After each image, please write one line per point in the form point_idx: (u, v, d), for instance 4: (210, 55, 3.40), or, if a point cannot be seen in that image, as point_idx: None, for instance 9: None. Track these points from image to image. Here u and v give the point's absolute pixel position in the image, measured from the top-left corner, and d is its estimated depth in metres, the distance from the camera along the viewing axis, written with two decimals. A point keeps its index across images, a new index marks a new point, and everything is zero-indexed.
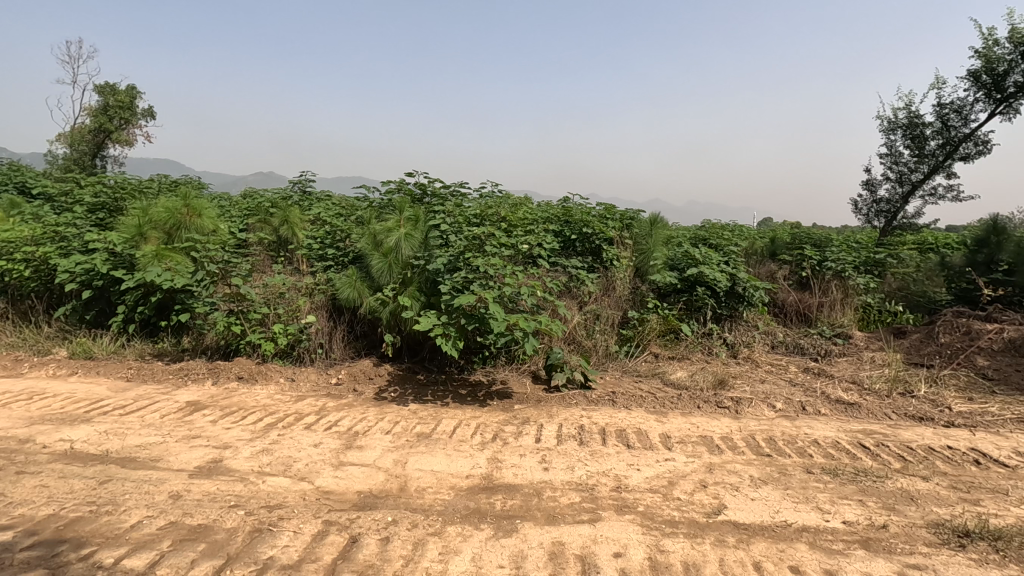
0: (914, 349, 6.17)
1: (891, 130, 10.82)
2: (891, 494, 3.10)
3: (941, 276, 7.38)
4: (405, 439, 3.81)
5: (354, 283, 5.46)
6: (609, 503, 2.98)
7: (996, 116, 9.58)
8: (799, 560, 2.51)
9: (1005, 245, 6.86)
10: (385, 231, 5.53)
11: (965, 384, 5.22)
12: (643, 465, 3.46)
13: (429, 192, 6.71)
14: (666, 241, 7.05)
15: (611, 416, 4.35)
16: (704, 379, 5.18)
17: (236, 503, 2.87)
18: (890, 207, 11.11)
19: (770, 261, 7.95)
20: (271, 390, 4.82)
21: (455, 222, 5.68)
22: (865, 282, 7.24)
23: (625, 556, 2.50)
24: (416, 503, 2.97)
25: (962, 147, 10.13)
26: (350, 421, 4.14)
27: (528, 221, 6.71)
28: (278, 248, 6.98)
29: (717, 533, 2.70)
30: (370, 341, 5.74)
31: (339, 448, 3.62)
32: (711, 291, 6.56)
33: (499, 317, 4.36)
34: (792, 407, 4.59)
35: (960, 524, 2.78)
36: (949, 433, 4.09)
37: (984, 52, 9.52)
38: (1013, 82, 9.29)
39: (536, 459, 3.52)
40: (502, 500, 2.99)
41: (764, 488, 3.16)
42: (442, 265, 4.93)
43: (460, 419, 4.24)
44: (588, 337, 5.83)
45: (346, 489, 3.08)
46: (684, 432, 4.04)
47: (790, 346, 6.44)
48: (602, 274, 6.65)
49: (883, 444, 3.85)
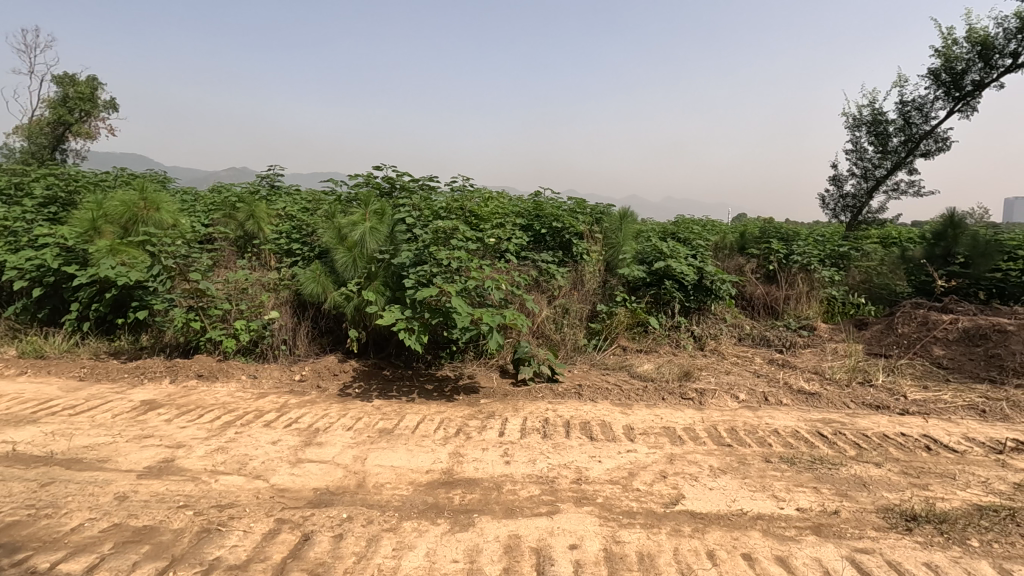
0: (876, 340, 6.30)
1: (856, 126, 11.05)
2: (845, 481, 3.17)
3: (902, 269, 7.50)
4: (367, 435, 3.76)
5: (317, 278, 5.36)
6: (568, 495, 2.97)
7: (955, 114, 9.86)
8: (751, 548, 2.53)
9: (960, 238, 7.07)
10: (350, 224, 5.43)
11: (921, 372, 5.37)
12: (604, 457, 3.47)
13: (397, 185, 6.62)
14: (636, 235, 7.08)
15: (577, 409, 4.36)
16: (670, 371, 5.24)
17: (184, 503, 2.79)
18: (856, 202, 11.35)
19: (738, 255, 8.03)
20: (231, 388, 4.71)
21: (421, 215, 5.64)
22: (829, 276, 7.43)
23: (581, 548, 2.49)
24: (373, 499, 2.92)
25: (922, 144, 10.42)
26: (311, 418, 4.06)
27: (498, 214, 6.67)
28: (245, 243, 6.83)
29: (672, 523, 2.71)
30: (335, 337, 5.67)
31: (298, 445, 3.55)
32: (679, 284, 6.62)
33: (463, 311, 4.30)
34: (754, 398, 4.66)
35: (907, 508, 2.84)
36: (904, 420, 4.20)
37: (943, 52, 9.75)
38: (971, 80, 9.57)
39: (498, 453, 3.50)
40: (461, 495, 2.97)
41: (723, 477, 3.20)
42: (407, 259, 4.86)
43: (424, 415, 4.19)
44: (556, 330, 5.83)
45: (302, 486, 3.02)
46: (647, 424, 4.06)
47: (756, 338, 6.53)
48: (572, 269, 6.67)
49: (840, 432, 3.93)
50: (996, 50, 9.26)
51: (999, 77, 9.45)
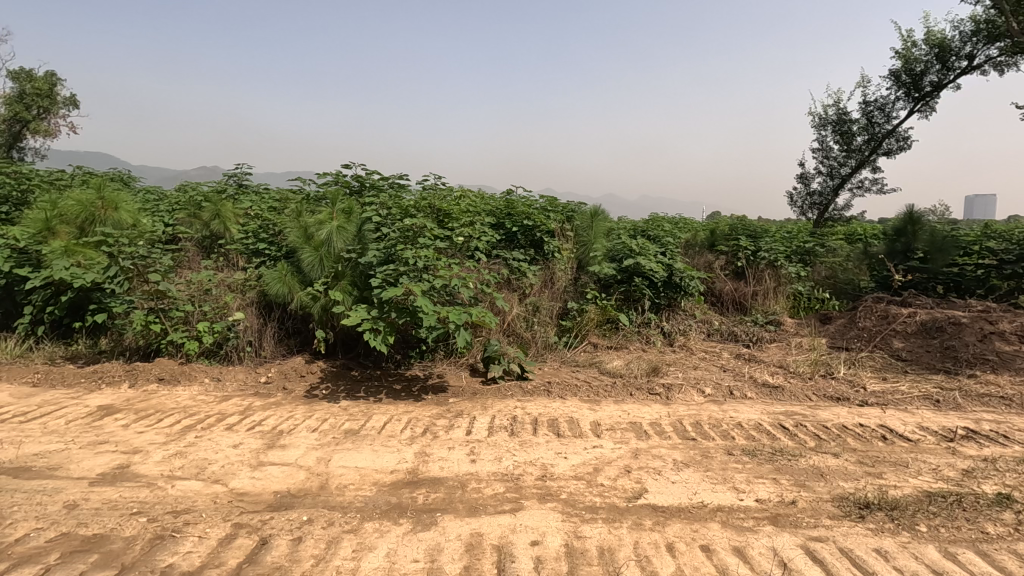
0: (839, 334, 6.44)
1: (822, 126, 11.31)
2: (804, 472, 3.24)
3: (865, 265, 7.71)
4: (332, 436, 3.71)
5: (283, 278, 5.26)
6: (532, 492, 2.98)
7: (915, 113, 10.15)
8: (709, 539, 2.56)
9: (919, 234, 7.38)
10: (316, 224, 5.36)
11: (881, 364, 5.53)
12: (570, 453, 3.49)
13: (367, 184, 6.55)
14: (607, 233, 7.12)
15: (545, 406, 4.37)
16: (639, 367, 5.30)
17: (138, 510, 2.71)
18: (822, 199, 11.63)
19: (708, 252, 8.11)
20: (193, 391, 4.60)
21: (390, 214, 5.57)
22: (796, 271, 7.55)
23: (542, 544, 2.50)
24: (335, 500, 2.89)
25: (885, 143, 10.70)
26: (275, 420, 3.99)
27: (468, 212, 6.64)
28: (211, 243, 6.68)
29: (634, 517, 2.74)
30: (303, 337, 5.58)
31: (260, 448, 3.49)
32: (649, 281, 6.69)
33: (429, 310, 4.27)
34: (720, 392, 4.74)
35: (861, 497, 2.92)
36: (862, 411, 4.31)
37: (903, 53, 10.04)
38: (929, 81, 9.87)
39: (464, 452, 3.49)
40: (425, 494, 2.95)
41: (685, 471, 3.24)
42: (374, 258, 4.81)
43: (391, 415, 4.16)
44: (527, 328, 5.84)
45: (261, 490, 2.97)
46: (615, 420, 4.10)
47: (724, 333, 6.64)
48: (543, 267, 6.69)
49: (801, 424, 4.02)
50: (953, 52, 9.54)
51: (956, 78, 9.74)
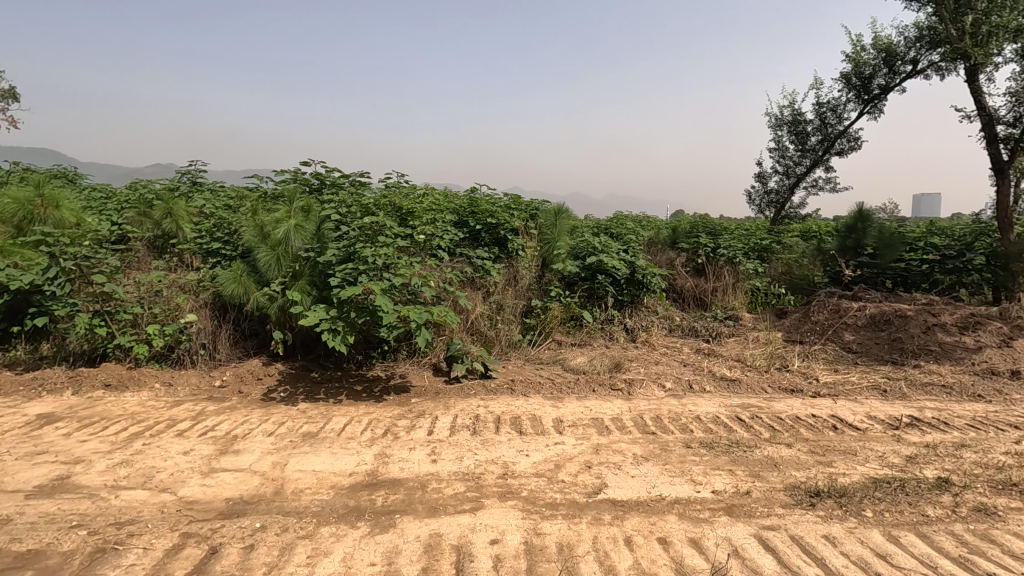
0: (794, 328, 6.65)
1: (778, 126, 11.64)
2: (758, 462, 3.32)
3: (819, 261, 7.97)
4: (288, 440, 3.61)
5: (238, 278, 5.10)
6: (493, 491, 2.97)
7: (865, 115, 10.59)
8: (667, 532, 2.60)
9: (868, 231, 7.68)
10: (273, 222, 5.21)
11: (832, 356, 5.73)
12: (532, 450, 3.49)
13: (327, 181, 6.41)
14: (570, 231, 7.16)
15: (508, 404, 4.37)
16: (602, 363, 5.34)
17: (77, 522, 2.59)
18: (779, 197, 11.98)
19: (669, 249, 8.24)
20: (142, 397, 4.42)
21: (349, 212, 5.46)
22: (753, 268, 7.75)
23: (501, 542, 2.49)
24: (290, 506, 2.81)
25: (837, 143, 11.04)
26: (229, 425, 3.86)
27: (431, 210, 6.57)
28: (163, 243, 6.41)
29: (593, 512, 2.76)
30: (260, 339, 5.43)
31: (212, 454, 3.37)
32: (611, 279, 6.75)
33: (388, 309, 4.20)
34: (680, 386, 4.82)
35: (812, 485, 3.01)
36: (814, 402, 4.45)
37: (854, 57, 10.39)
38: (878, 84, 10.29)
39: (425, 452, 3.45)
40: (384, 496, 2.90)
41: (644, 465, 3.28)
42: (333, 257, 4.70)
43: (352, 416, 4.08)
44: (490, 327, 5.81)
45: (212, 497, 2.87)
46: (577, 416, 4.12)
47: (685, 329, 6.77)
48: (507, 265, 6.68)
49: (757, 416, 4.13)
50: (899, 57, 9.83)
51: (902, 81, 10.08)
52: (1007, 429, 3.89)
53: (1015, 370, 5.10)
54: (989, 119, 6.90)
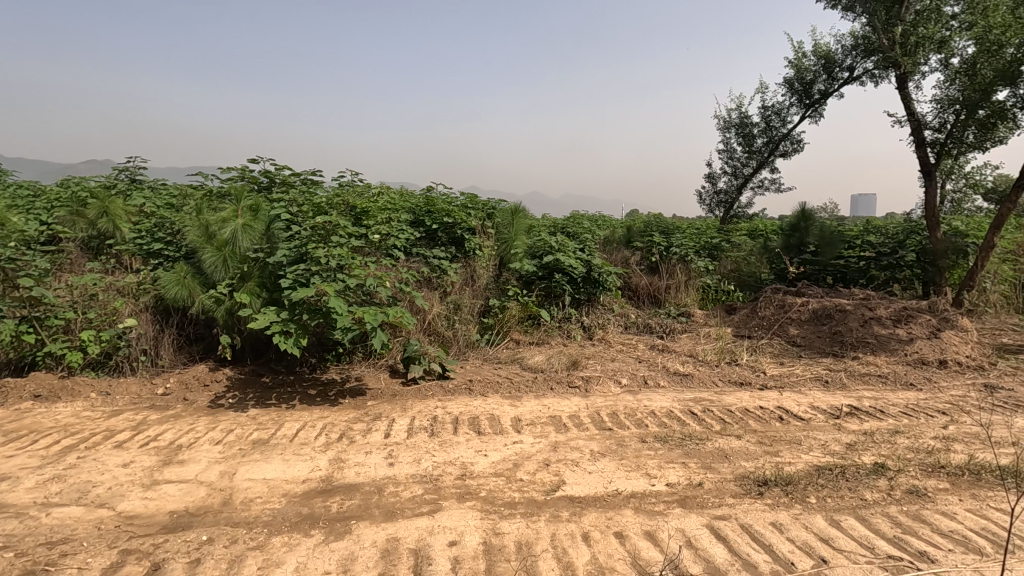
0: (743, 323, 6.90)
1: (726, 128, 12.04)
2: (710, 454, 3.43)
3: (765, 258, 8.29)
4: (238, 448, 3.48)
5: (182, 280, 4.87)
6: (451, 492, 2.94)
7: (807, 119, 11.08)
8: (623, 526, 2.64)
9: (810, 230, 8.04)
10: (219, 221, 5.00)
11: (779, 350, 5.98)
12: (490, 450, 3.48)
13: (277, 179, 6.20)
14: (527, 230, 7.19)
15: (466, 404, 4.35)
16: (559, 361, 5.39)
17: (2, 545, 2.42)
18: (728, 198, 12.40)
19: (624, 248, 8.39)
20: (76, 407, 4.17)
21: (301, 211, 5.29)
22: (704, 265, 7.98)
23: (460, 543, 2.47)
24: (239, 516, 2.71)
25: (781, 146, 11.50)
26: (173, 434, 3.69)
27: (386, 210, 6.46)
28: (99, 244, 6.05)
29: (551, 509, 2.78)
30: (207, 344, 5.21)
31: (154, 466, 3.21)
32: (568, 277, 6.81)
33: (342, 310, 4.10)
34: (635, 382, 4.92)
35: (760, 475, 3.13)
36: (762, 395, 4.63)
37: (796, 63, 10.85)
38: (818, 89, 10.78)
39: (382, 455, 3.39)
40: (339, 502, 2.83)
41: (601, 460, 3.33)
42: (283, 258, 4.55)
43: (305, 421, 3.97)
44: (448, 327, 5.76)
45: (154, 511, 2.73)
46: (535, 414, 4.14)
47: (640, 326, 6.90)
48: (464, 265, 6.64)
49: (708, 409, 4.26)
50: (837, 64, 10.30)
51: (840, 87, 10.59)
52: (935, 415, 4.15)
53: (943, 360, 5.46)
54: (918, 125, 7.34)
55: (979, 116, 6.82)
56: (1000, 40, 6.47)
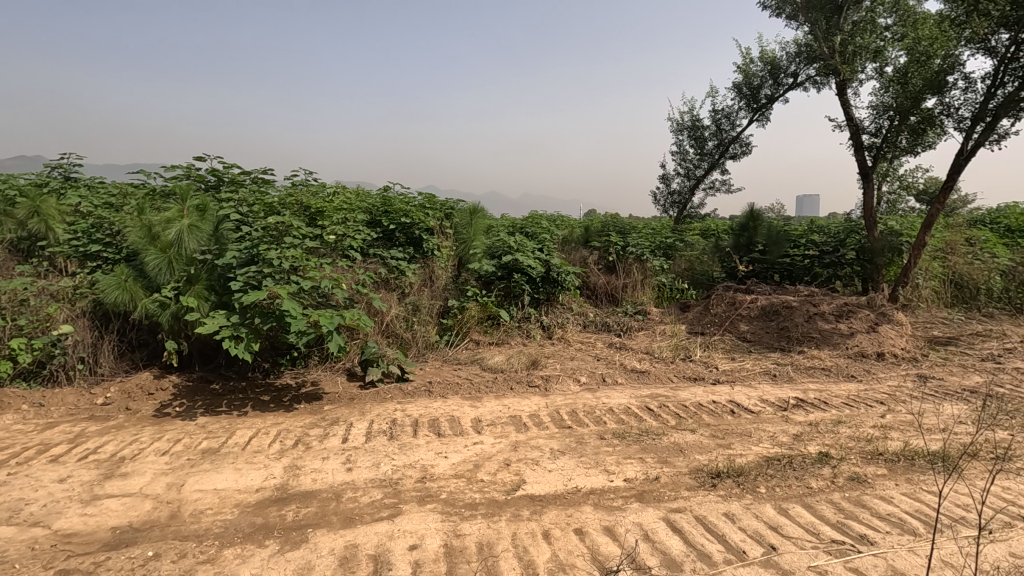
0: (696, 320, 7.10)
1: (679, 131, 12.37)
2: (666, 449, 3.52)
3: (716, 257, 8.55)
4: (186, 458, 3.34)
5: (123, 284, 4.62)
6: (411, 495, 2.91)
7: (755, 122, 11.50)
8: (583, 522, 2.68)
9: (758, 230, 8.35)
10: (163, 222, 4.77)
11: (730, 346, 6.19)
12: (451, 452, 3.46)
13: (225, 178, 5.97)
14: (486, 230, 7.18)
15: (426, 406, 4.31)
16: (519, 360, 5.41)
17: None
18: (681, 198, 12.73)
19: (583, 248, 8.49)
20: (6, 421, 3.91)
21: (251, 211, 5.12)
22: (659, 264, 8.16)
23: (421, 547, 2.45)
24: (188, 529, 2.60)
25: (731, 148, 11.88)
26: (115, 446, 3.51)
27: (341, 210, 6.32)
28: (30, 246, 5.67)
29: (512, 509, 2.79)
30: (151, 350, 4.96)
31: (94, 480, 3.05)
32: (527, 277, 6.84)
33: (297, 314, 3.99)
34: (594, 380, 5.00)
35: (713, 467, 3.23)
36: (714, 389, 4.79)
37: (744, 68, 11.26)
38: (765, 94, 11.20)
39: (340, 461, 3.33)
40: (295, 510, 2.76)
41: (561, 459, 3.37)
42: (233, 260, 4.39)
43: (258, 428, 3.84)
44: (406, 328, 5.69)
45: (95, 527, 2.59)
46: (495, 415, 4.15)
47: (598, 325, 7.01)
48: (422, 265, 6.58)
49: (664, 405, 4.37)
50: (782, 70, 10.76)
51: (785, 92, 11.05)
52: (874, 405, 4.39)
53: (880, 353, 5.78)
54: (856, 129, 7.74)
55: (911, 122, 7.27)
56: (927, 51, 6.92)
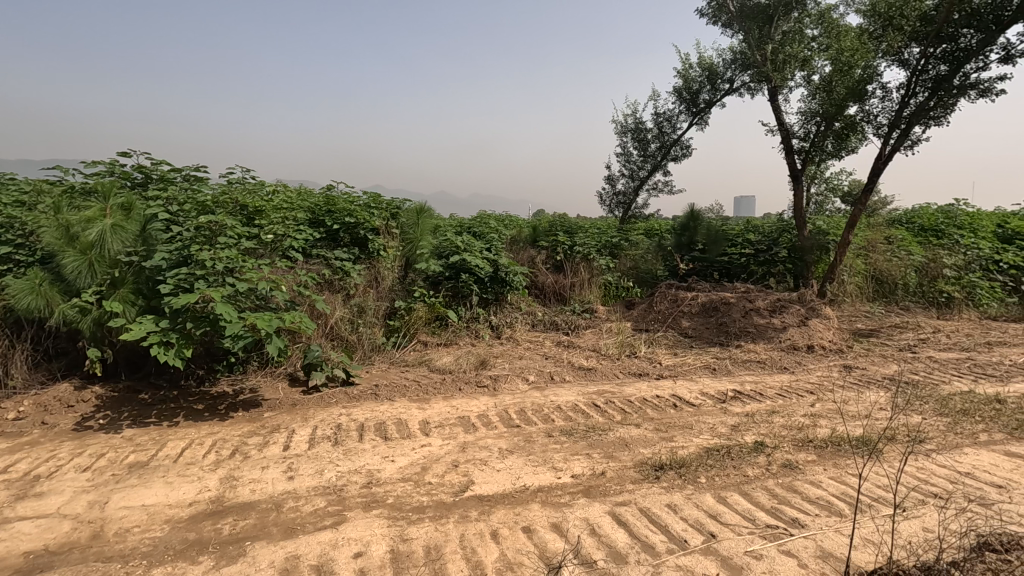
0: (641, 318, 7.29)
1: (623, 133, 12.66)
2: (612, 444, 3.59)
3: (659, 256, 8.81)
4: (111, 473, 3.13)
5: (37, 289, 4.27)
6: (357, 502, 2.84)
7: (694, 126, 11.92)
8: (531, 520, 2.70)
9: (698, 229, 8.67)
10: (82, 221, 4.43)
11: (673, 341, 6.39)
12: (398, 455, 3.40)
13: (154, 175, 5.63)
14: (433, 230, 7.11)
15: (372, 410, 4.22)
16: (468, 361, 5.39)
17: None
18: (626, 198, 13.04)
19: (531, 247, 8.55)
20: None
21: (183, 211, 4.85)
22: (605, 263, 8.33)
23: (366, 554, 2.40)
24: (112, 550, 2.43)
25: (672, 151, 12.26)
26: (29, 464, 3.24)
27: (281, 209, 6.09)
28: None
29: (460, 510, 2.77)
30: (71, 359, 4.62)
31: (5, 502, 2.81)
32: (475, 277, 6.82)
33: (232, 317, 3.82)
34: (542, 378, 5.04)
35: (657, 460, 3.32)
36: (658, 384, 4.93)
37: (683, 73, 11.64)
38: (703, 99, 11.61)
39: (281, 469, 3.21)
40: (232, 523, 2.64)
41: (509, 458, 3.37)
42: (162, 261, 4.15)
43: (192, 439, 3.65)
44: (351, 330, 5.56)
45: (4, 554, 2.39)
46: (443, 416, 4.11)
47: (547, 323, 7.08)
48: (368, 266, 6.45)
49: (610, 401, 4.45)
50: (719, 76, 11.21)
51: (722, 97, 11.51)
52: (805, 394, 4.64)
53: (810, 345, 6.12)
54: (787, 134, 8.15)
55: (835, 128, 7.73)
56: (850, 61, 7.37)
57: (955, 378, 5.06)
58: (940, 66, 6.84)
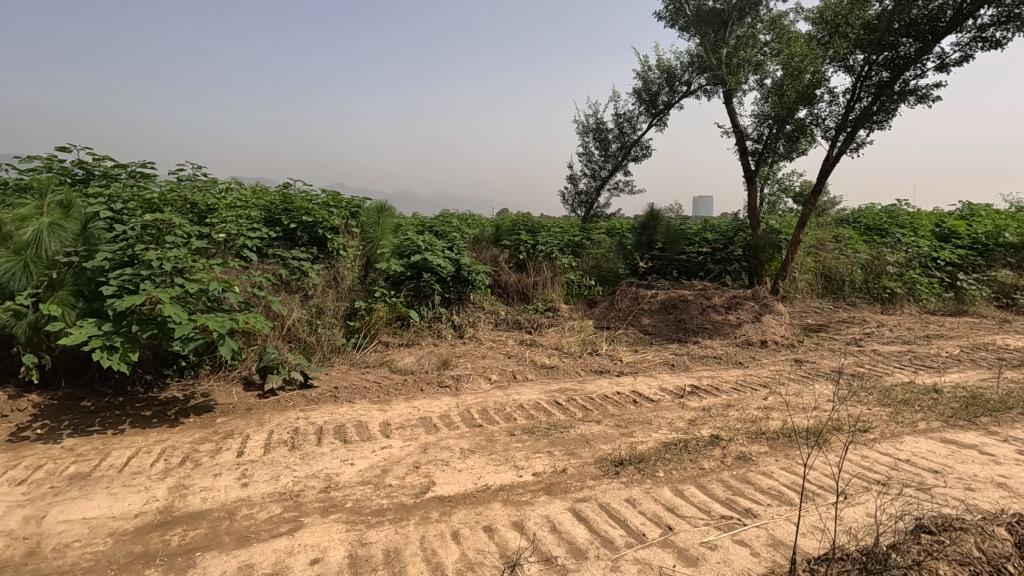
0: (603, 316, 7.38)
1: (585, 133, 12.78)
2: (573, 441, 3.62)
3: (620, 255, 8.93)
4: (50, 486, 2.97)
5: None
6: (314, 507, 2.78)
7: (653, 127, 12.14)
8: (492, 519, 2.69)
9: (657, 229, 8.85)
10: (16, 220, 4.18)
11: (634, 339, 6.50)
12: (357, 458, 3.34)
13: (96, 172, 5.37)
14: (394, 229, 7.01)
15: (331, 412, 4.13)
16: (430, 361, 5.34)
17: None
18: (588, 198, 13.17)
19: (493, 246, 8.54)
20: None
21: (128, 209, 4.64)
22: (568, 262, 8.40)
23: (323, 560, 2.35)
24: (50, 567, 2.30)
25: (633, 151, 12.45)
26: None
27: (235, 207, 5.90)
28: None
29: (420, 511, 2.74)
30: (4, 366, 4.35)
31: None
32: (437, 277, 6.76)
33: (181, 318, 3.67)
34: (505, 377, 5.04)
35: (617, 455, 3.37)
36: (619, 381, 5.00)
37: (643, 75, 11.84)
38: (662, 100, 11.84)
39: (234, 476, 3.11)
40: (181, 534, 2.54)
41: (470, 458, 3.36)
42: (105, 262, 3.95)
43: (138, 447, 3.49)
44: (309, 332, 5.43)
45: None
46: (405, 417, 4.06)
47: (510, 322, 7.08)
48: (326, 266, 6.31)
49: (572, 398, 4.49)
50: (677, 79, 11.46)
51: (680, 99, 11.77)
52: (758, 388, 4.79)
53: (764, 341, 6.33)
54: (741, 136, 8.40)
55: (787, 130, 8.01)
56: (800, 66, 7.55)
57: (897, 370, 5.32)
58: (882, 73, 7.18)
